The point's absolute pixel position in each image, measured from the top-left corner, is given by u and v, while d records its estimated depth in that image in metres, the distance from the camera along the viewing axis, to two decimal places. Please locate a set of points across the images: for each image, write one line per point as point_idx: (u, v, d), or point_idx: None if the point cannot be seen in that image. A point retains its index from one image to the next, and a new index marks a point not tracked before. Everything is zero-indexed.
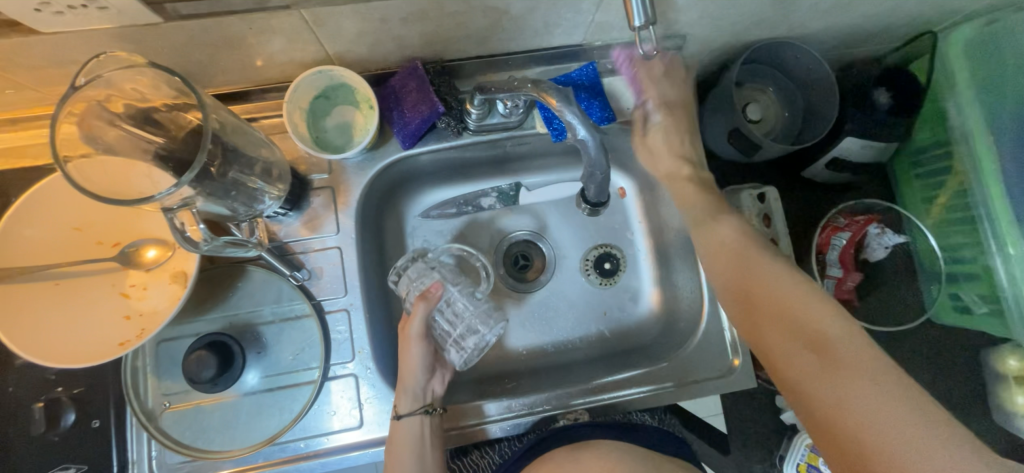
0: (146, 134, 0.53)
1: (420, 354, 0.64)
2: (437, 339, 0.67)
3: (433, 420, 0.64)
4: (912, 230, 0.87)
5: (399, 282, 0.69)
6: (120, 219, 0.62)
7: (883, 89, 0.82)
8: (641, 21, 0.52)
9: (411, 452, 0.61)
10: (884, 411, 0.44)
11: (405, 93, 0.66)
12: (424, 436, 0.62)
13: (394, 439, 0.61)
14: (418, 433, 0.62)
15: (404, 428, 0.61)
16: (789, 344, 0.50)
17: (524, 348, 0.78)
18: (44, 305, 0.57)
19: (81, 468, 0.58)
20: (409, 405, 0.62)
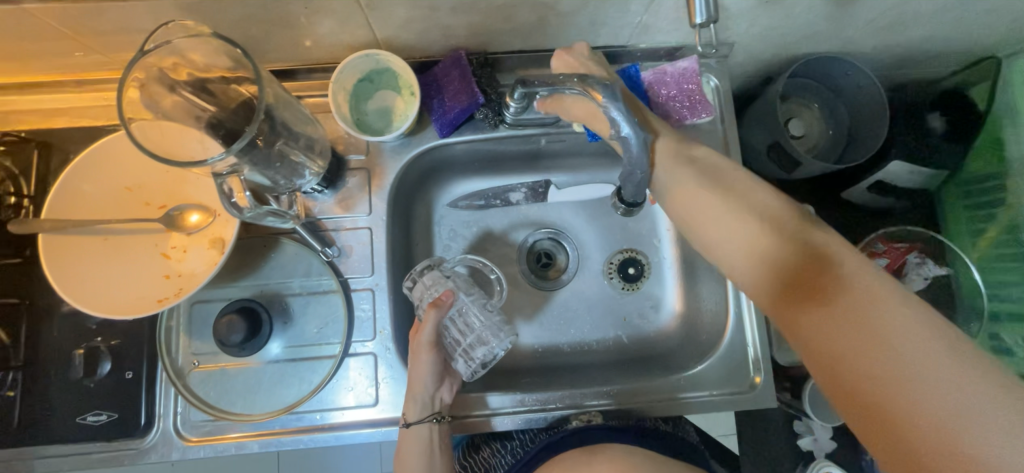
0: (201, 102, 0.56)
1: (429, 361, 0.63)
2: (446, 348, 0.66)
3: (440, 429, 0.64)
4: (956, 263, 0.82)
5: (412, 289, 0.67)
6: (168, 182, 0.64)
7: (938, 113, 0.80)
8: (704, 18, 0.54)
9: (420, 455, 0.63)
10: (927, 372, 0.36)
11: (448, 82, 0.67)
12: (433, 440, 0.63)
13: (403, 447, 0.63)
14: (427, 440, 0.63)
15: (413, 435, 0.63)
16: (808, 309, 0.43)
17: (539, 345, 0.78)
18: (94, 258, 0.60)
19: (113, 414, 0.62)
20: (417, 414, 0.62)
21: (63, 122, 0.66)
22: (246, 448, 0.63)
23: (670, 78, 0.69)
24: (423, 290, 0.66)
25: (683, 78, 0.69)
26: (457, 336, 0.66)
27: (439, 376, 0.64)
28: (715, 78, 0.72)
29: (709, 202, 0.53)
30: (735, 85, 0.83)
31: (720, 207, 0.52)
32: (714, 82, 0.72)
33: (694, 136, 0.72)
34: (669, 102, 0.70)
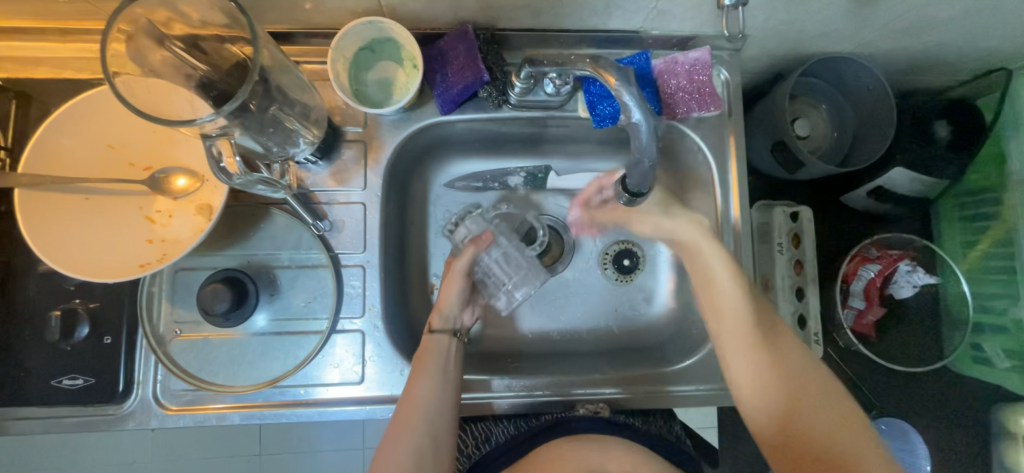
0: (194, 60, 0.53)
1: (462, 283, 0.68)
2: (481, 276, 0.71)
3: (457, 352, 0.64)
4: (945, 273, 0.83)
5: (456, 231, 0.74)
6: (154, 143, 0.62)
7: (944, 122, 0.79)
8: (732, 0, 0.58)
9: (437, 364, 0.62)
10: None
11: (452, 56, 0.64)
12: (451, 353, 0.64)
13: (424, 350, 0.63)
14: (444, 355, 0.63)
15: (435, 345, 0.63)
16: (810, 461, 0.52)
17: (534, 331, 0.78)
18: (73, 217, 0.57)
19: (90, 380, 0.60)
20: (443, 323, 0.65)
21: (43, 72, 0.62)
22: (227, 419, 0.62)
23: (681, 68, 0.66)
24: (464, 230, 0.72)
25: (695, 69, 0.67)
26: (493, 270, 0.71)
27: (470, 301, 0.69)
28: (725, 71, 0.70)
29: (736, 314, 0.58)
30: (745, 80, 0.81)
31: (738, 314, 0.58)
32: (724, 75, 0.70)
33: (700, 129, 0.71)
34: (679, 93, 0.68)
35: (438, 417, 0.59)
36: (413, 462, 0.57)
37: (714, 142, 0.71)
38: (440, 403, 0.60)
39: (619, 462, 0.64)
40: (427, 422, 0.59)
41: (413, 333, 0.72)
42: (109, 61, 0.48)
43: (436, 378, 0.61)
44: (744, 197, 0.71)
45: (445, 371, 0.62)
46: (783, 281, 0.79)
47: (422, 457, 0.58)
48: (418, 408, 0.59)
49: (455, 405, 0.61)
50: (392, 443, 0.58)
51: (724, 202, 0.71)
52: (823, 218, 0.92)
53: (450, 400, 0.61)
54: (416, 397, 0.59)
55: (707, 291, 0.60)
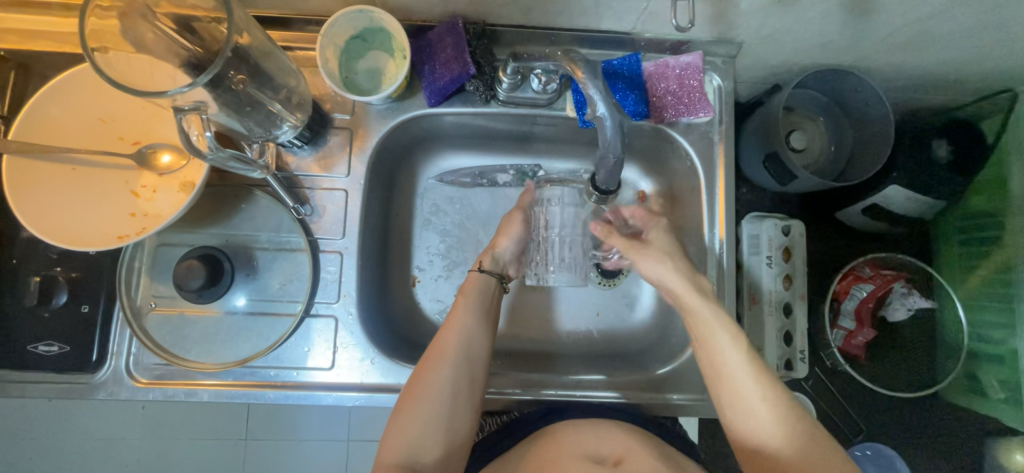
0: (180, 38, 0.53)
1: (519, 228, 0.72)
2: (533, 234, 0.72)
3: (497, 292, 0.69)
4: (942, 298, 0.81)
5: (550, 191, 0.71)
6: (144, 119, 0.63)
7: (943, 141, 0.77)
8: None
9: (478, 301, 0.66)
10: None
11: (440, 48, 0.64)
12: (491, 293, 0.68)
13: (465, 287, 0.67)
14: (489, 288, 0.68)
15: (475, 281, 0.68)
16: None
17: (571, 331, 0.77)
18: (59, 187, 0.59)
19: (65, 347, 0.61)
20: (492, 264, 0.70)
21: (44, 46, 0.64)
22: (195, 396, 0.62)
23: (672, 71, 0.66)
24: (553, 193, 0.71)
25: (685, 73, 0.67)
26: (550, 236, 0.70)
27: (519, 253, 0.73)
28: (718, 78, 0.69)
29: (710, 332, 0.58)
30: (741, 89, 0.80)
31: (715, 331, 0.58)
32: (717, 82, 0.70)
33: (689, 135, 0.70)
34: (667, 96, 0.68)
35: (473, 348, 0.62)
36: (448, 390, 0.59)
37: (705, 148, 0.70)
38: (475, 335, 0.63)
39: (612, 444, 0.60)
40: (462, 350, 0.61)
41: (389, 324, 0.72)
42: (88, 33, 0.50)
43: (474, 313, 0.65)
44: (730, 206, 0.69)
45: (482, 309, 0.66)
46: (770, 295, 0.77)
47: (457, 384, 0.59)
48: (455, 338, 0.62)
49: (487, 341, 0.64)
50: (427, 369, 0.60)
51: (708, 206, 0.70)
52: (818, 236, 0.89)
53: (485, 335, 0.64)
54: (456, 326, 0.63)
55: (707, 355, 0.59)
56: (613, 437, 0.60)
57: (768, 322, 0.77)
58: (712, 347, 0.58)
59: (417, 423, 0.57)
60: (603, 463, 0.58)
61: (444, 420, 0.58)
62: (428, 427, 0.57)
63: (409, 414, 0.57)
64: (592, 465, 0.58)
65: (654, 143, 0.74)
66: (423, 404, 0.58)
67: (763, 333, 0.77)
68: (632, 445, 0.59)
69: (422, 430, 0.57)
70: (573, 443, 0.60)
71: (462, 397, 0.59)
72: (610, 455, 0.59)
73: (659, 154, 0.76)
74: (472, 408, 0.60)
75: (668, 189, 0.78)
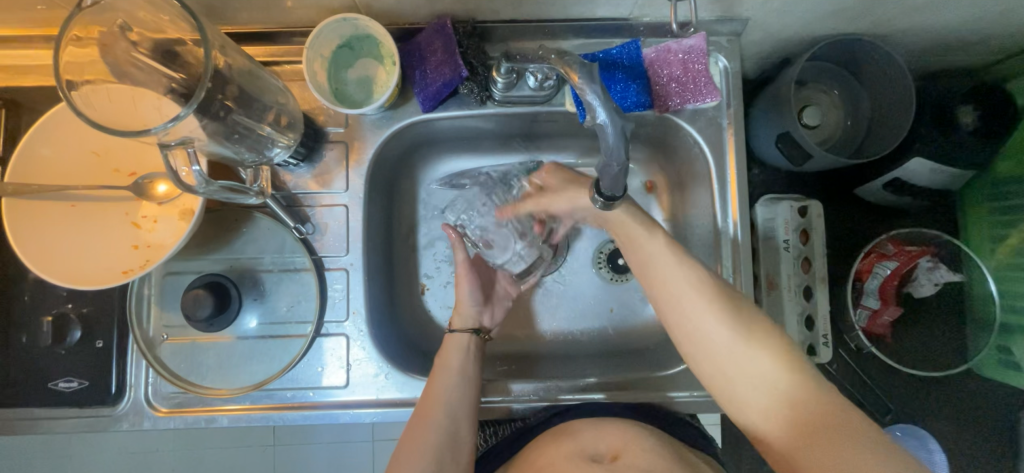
0: (165, 68, 0.52)
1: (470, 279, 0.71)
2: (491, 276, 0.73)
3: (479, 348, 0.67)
4: (971, 270, 0.77)
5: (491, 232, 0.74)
6: (136, 149, 0.62)
7: (969, 106, 0.72)
8: None
9: (461, 359, 0.65)
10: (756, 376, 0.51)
11: (430, 52, 0.62)
12: (470, 350, 0.66)
13: (445, 348, 0.66)
14: (467, 345, 0.66)
15: (456, 341, 0.66)
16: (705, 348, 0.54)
17: (583, 327, 0.76)
18: (62, 225, 0.58)
19: (84, 383, 0.62)
20: (462, 322, 0.69)
21: (32, 81, 0.63)
22: (216, 422, 0.62)
23: (675, 56, 0.63)
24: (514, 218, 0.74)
25: (689, 58, 0.63)
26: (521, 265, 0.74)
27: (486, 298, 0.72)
28: (724, 58, 0.66)
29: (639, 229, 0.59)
30: (750, 66, 0.76)
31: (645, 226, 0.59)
32: (722, 63, 0.66)
33: (697, 122, 0.67)
34: (671, 83, 0.64)
35: (460, 405, 0.61)
36: (434, 452, 0.58)
37: (714, 133, 0.67)
38: (459, 401, 0.61)
39: (610, 441, 0.58)
40: (445, 409, 0.60)
41: (401, 336, 0.71)
42: (65, 67, 0.47)
43: (456, 374, 0.63)
44: (744, 194, 0.66)
45: (464, 372, 0.64)
46: (789, 280, 0.75)
47: (447, 436, 0.59)
48: (438, 398, 0.60)
49: (472, 403, 0.62)
50: (413, 431, 0.59)
51: (720, 194, 0.67)
52: (838, 214, 0.86)
53: (469, 395, 0.62)
54: (439, 384, 0.61)
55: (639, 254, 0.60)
56: (632, 435, 0.59)
57: (788, 307, 0.75)
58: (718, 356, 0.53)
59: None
60: (599, 460, 0.56)
61: None
62: None
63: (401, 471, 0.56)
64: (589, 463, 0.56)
65: (659, 132, 0.71)
66: (412, 465, 0.57)
67: (783, 318, 0.75)
68: (636, 439, 0.58)
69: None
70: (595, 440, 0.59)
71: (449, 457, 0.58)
72: (607, 451, 0.57)
73: (666, 142, 0.72)
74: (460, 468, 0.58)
75: (677, 179, 0.75)
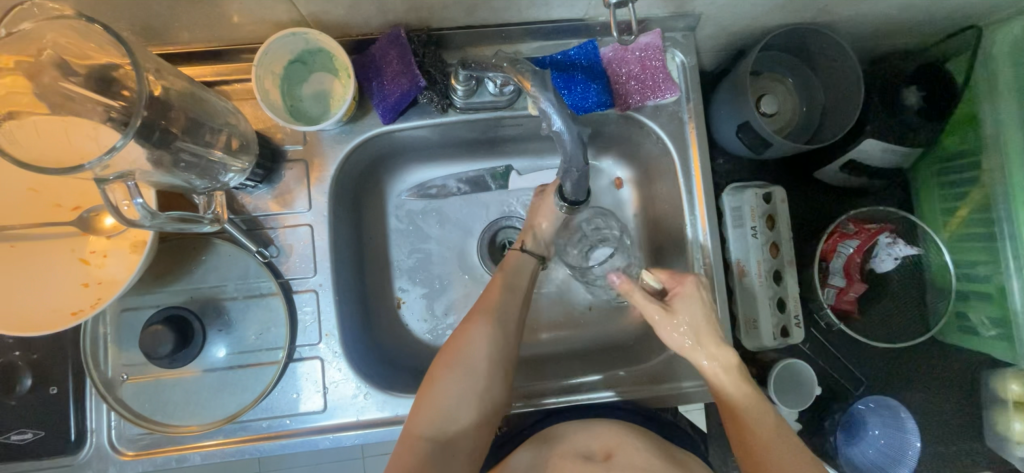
0: (99, 96, 0.49)
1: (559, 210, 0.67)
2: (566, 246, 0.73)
3: (534, 273, 0.67)
4: (927, 242, 0.81)
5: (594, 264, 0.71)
6: (78, 181, 0.58)
7: (914, 88, 0.75)
8: None
9: (524, 276, 0.66)
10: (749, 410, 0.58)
11: (386, 62, 0.61)
12: (529, 270, 0.67)
13: (505, 263, 0.66)
14: (527, 269, 0.67)
15: (514, 259, 0.67)
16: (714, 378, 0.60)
17: (559, 329, 0.75)
18: (0, 269, 0.55)
19: (38, 433, 0.58)
20: (535, 244, 0.68)
21: None
22: (188, 460, 0.60)
23: (632, 54, 0.64)
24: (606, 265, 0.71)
25: (646, 55, 0.64)
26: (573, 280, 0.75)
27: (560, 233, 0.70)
28: (680, 53, 0.67)
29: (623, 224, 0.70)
30: (707, 59, 0.78)
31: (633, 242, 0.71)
32: (680, 58, 0.67)
33: (658, 118, 0.67)
34: (630, 81, 0.65)
35: (508, 323, 0.62)
36: (485, 361, 0.59)
37: (677, 128, 0.68)
38: (498, 330, 0.61)
39: (602, 439, 0.59)
40: (496, 326, 0.61)
41: (378, 353, 0.69)
42: None
43: (508, 290, 0.64)
44: (708, 186, 0.67)
45: (519, 288, 0.65)
46: (758, 266, 0.76)
47: (488, 361, 0.59)
48: (490, 313, 0.61)
49: (520, 318, 0.63)
50: (446, 363, 0.59)
51: (686, 188, 0.68)
52: (801, 198, 0.89)
53: (518, 311, 0.63)
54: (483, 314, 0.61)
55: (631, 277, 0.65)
56: (616, 433, 0.59)
57: (760, 293, 0.76)
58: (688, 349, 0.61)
59: (449, 397, 0.57)
60: (593, 458, 0.57)
61: (479, 391, 0.58)
62: (462, 396, 0.58)
63: (436, 391, 0.57)
64: (584, 461, 0.57)
65: (622, 129, 0.71)
66: (457, 379, 0.58)
67: (756, 304, 0.76)
68: (623, 438, 0.59)
69: (454, 404, 0.57)
70: (580, 442, 0.59)
71: (497, 373, 0.59)
72: (599, 449, 0.58)
73: (630, 139, 0.73)
74: (506, 381, 0.60)
75: (644, 173, 0.76)
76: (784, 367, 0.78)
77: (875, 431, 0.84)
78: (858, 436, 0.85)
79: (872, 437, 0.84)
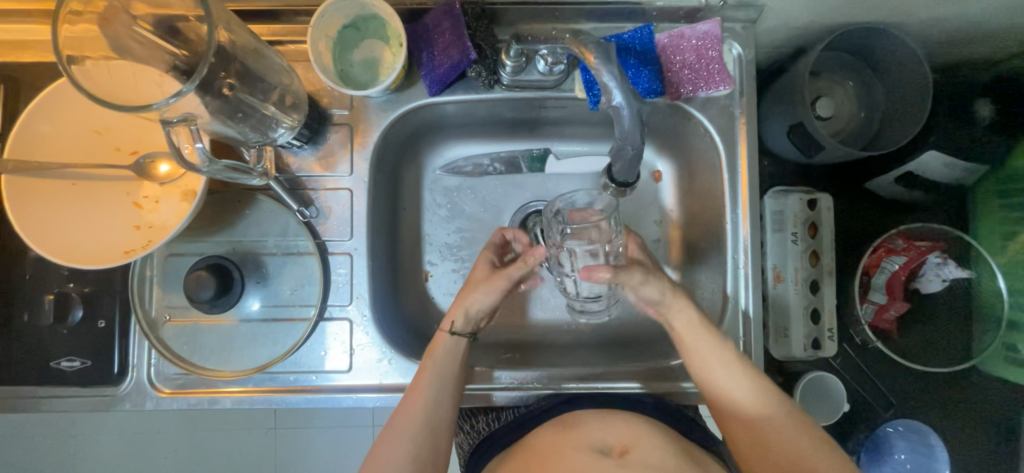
0: (168, 44, 0.51)
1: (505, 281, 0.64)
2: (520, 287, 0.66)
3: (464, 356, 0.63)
4: (980, 266, 0.77)
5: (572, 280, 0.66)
6: (137, 127, 0.61)
7: (987, 100, 0.75)
8: None
9: (449, 365, 0.62)
10: (768, 412, 0.57)
11: (438, 33, 0.61)
12: (458, 353, 0.63)
13: (433, 347, 0.62)
14: (455, 353, 0.62)
15: (443, 344, 0.62)
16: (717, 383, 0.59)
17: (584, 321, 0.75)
18: (63, 204, 0.58)
19: (86, 362, 0.62)
20: (463, 324, 0.64)
21: (32, 57, 0.61)
22: (218, 403, 0.62)
23: (688, 42, 0.62)
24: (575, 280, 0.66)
25: (702, 44, 0.62)
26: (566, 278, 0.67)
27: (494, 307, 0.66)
28: (738, 46, 0.65)
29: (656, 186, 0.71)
30: (764, 55, 0.75)
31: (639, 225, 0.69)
32: (736, 50, 0.65)
33: (708, 111, 0.66)
34: (683, 70, 0.63)
35: (438, 416, 0.59)
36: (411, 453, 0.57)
37: (726, 122, 0.65)
38: (438, 405, 0.59)
39: (619, 435, 0.57)
40: (424, 424, 0.58)
41: (404, 322, 0.70)
42: (63, 42, 0.47)
43: (441, 379, 0.60)
44: (754, 186, 0.65)
45: (451, 375, 0.61)
46: (795, 274, 0.74)
47: (421, 450, 0.57)
48: (419, 407, 0.58)
49: (451, 409, 0.60)
50: (393, 436, 0.58)
51: (730, 185, 0.66)
52: (847, 208, 0.85)
53: (450, 401, 0.60)
54: (423, 389, 0.59)
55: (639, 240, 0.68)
56: (635, 429, 0.58)
57: (794, 302, 0.74)
58: (678, 331, 0.61)
59: None
60: (608, 453, 0.55)
61: None
62: None
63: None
64: (599, 456, 0.55)
65: (668, 120, 0.70)
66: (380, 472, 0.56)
67: (789, 313, 0.74)
68: (641, 433, 0.57)
69: None
70: (597, 435, 0.58)
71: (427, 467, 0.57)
72: (615, 445, 0.56)
73: (675, 131, 0.71)
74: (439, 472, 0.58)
75: (685, 168, 0.74)
76: (812, 379, 0.75)
77: (900, 456, 0.80)
78: (883, 460, 0.80)
79: (897, 461, 0.80)
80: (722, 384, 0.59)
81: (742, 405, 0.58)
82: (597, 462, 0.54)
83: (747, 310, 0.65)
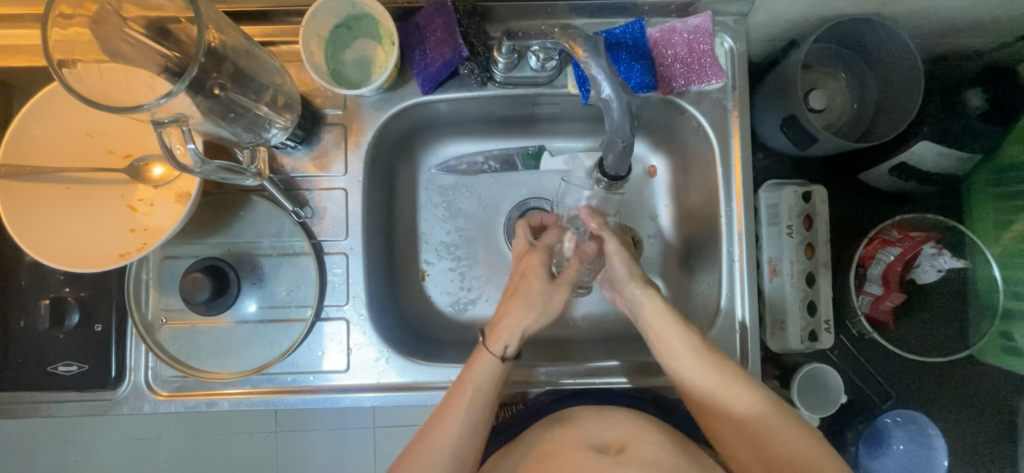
0: (159, 46, 0.51)
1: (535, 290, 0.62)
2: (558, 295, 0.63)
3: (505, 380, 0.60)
4: (975, 256, 0.77)
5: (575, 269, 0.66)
6: (130, 130, 0.61)
7: (977, 89, 0.71)
8: None
9: (479, 396, 0.57)
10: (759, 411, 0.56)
11: (429, 31, 0.61)
12: (499, 379, 0.59)
13: (466, 373, 0.58)
14: (493, 379, 0.58)
15: (479, 368, 0.58)
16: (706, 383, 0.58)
17: (582, 317, 0.75)
18: (56, 208, 0.58)
19: (82, 367, 0.62)
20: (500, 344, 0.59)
21: (22, 61, 0.61)
22: (217, 405, 0.62)
23: (679, 37, 0.62)
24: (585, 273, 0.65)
25: (694, 38, 0.63)
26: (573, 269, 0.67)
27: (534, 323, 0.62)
28: (730, 39, 0.65)
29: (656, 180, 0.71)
30: (756, 49, 0.75)
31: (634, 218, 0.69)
32: (728, 44, 0.65)
33: (701, 105, 0.66)
34: (675, 64, 0.63)
35: (468, 445, 0.56)
36: None
37: (719, 116, 0.66)
38: (471, 433, 0.56)
39: (616, 431, 0.57)
40: (453, 454, 0.55)
41: (401, 321, 0.70)
42: (54, 46, 0.47)
43: (470, 411, 0.56)
44: (748, 180, 0.65)
45: (487, 397, 0.58)
46: (791, 266, 0.74)
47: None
48: (446, 436, 0.55)
49: (481, 441, 0.57)
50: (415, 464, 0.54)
51: (724, 178, 0.66)
52: (841, 200, 0.85)
53: (480, 430, 0.57)
54: (453, 418, 0.56)
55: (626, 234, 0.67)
56: (632, 426, 0.58)
57: (790, 295, 0.74)
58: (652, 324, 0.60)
59: None
60: (605, 451, 0.56)
61: None
62: None
63: None
64: (596, 454, 0.55)
65: (662, 114, 0.70)
66: None
67: (785, 305, 0.74)
68: (638, 429, 0.57)
69: None
70: (595, 432, 0.58)
71: None
72: (613, 442, 0.57)
73: (669, 126, 0.71)
74: None
75: (680, 162, 0.74)
76: (809, 371, 0.76)
77: (898, 446, 0.80)
78: (881, 451, 0.81)
79: (896, 451, 0.80)
80: (710, 383, 0.58)
81: (732, 405, 0.57)
82: (594, 460, 0.53)
83: (743, 303, 0.65)
